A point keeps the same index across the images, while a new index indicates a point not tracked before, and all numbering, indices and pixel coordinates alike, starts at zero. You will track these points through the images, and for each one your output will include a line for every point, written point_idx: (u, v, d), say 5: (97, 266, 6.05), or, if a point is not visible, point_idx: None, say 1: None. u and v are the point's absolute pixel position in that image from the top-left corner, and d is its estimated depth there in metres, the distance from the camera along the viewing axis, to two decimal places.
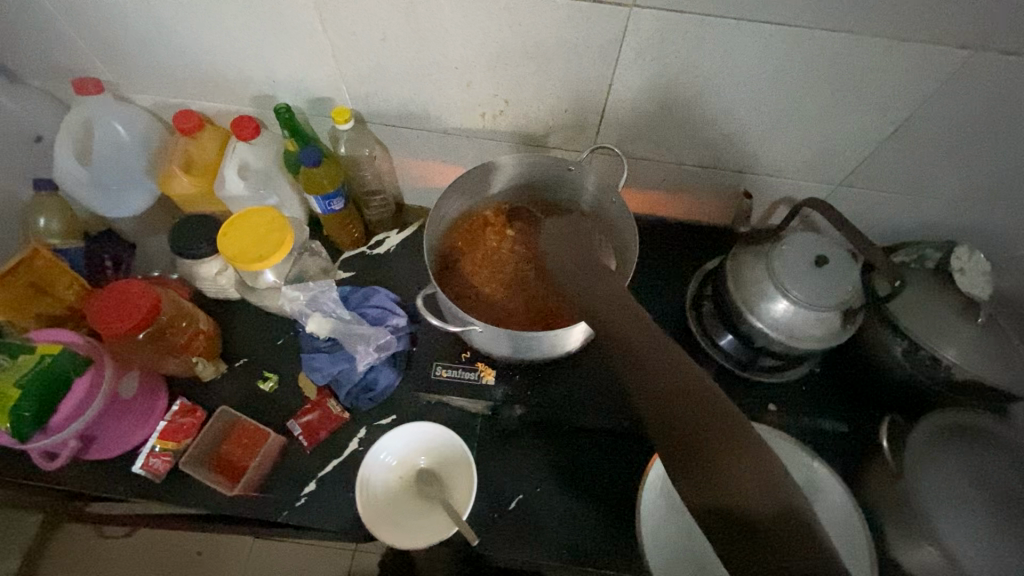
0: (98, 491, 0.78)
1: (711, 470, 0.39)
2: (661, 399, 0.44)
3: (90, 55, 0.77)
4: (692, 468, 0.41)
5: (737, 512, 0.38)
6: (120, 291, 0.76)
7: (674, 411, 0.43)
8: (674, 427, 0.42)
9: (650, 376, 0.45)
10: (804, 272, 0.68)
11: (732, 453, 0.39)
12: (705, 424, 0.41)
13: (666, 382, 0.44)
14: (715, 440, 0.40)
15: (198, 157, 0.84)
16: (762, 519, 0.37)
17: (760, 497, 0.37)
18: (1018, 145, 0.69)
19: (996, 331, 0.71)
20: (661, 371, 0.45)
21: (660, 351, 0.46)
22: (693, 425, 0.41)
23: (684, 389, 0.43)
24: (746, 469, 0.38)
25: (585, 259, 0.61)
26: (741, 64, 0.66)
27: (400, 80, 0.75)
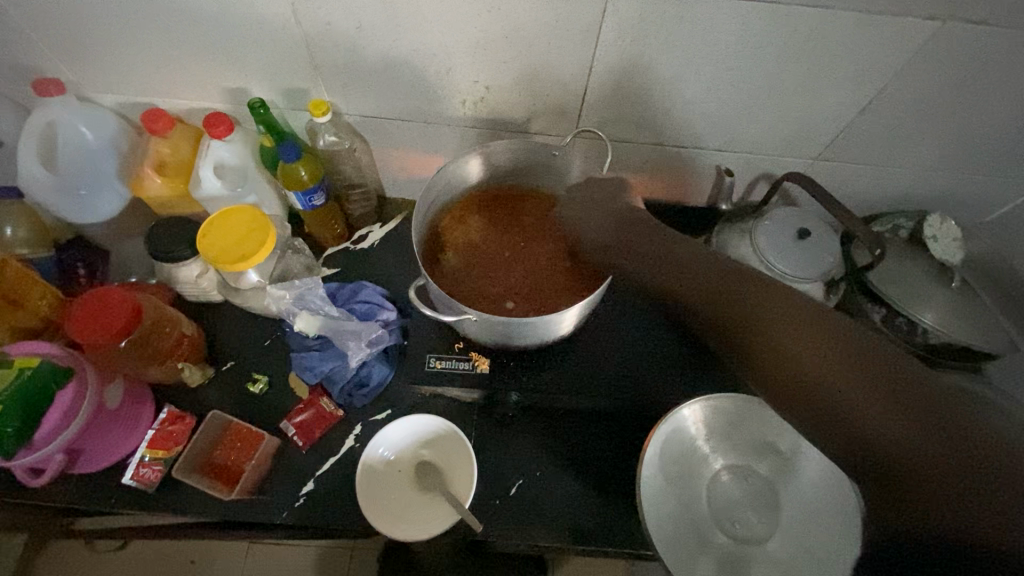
0: (87, 505, 0.76)
1: (820, 398, 0.39)
2: (782, 354, 0.42)
3: (51, 54, 0.74)
4: (801, 391, 0.40)
5: (870, 441, 0.36)
6: (99, 298, 0.74)
7: (773, 343, 0.43)
8: (805, 387, 0.40)
9: (770, 336, 0.43)
10: (788, 246, 0.70)
11: (839, 364, 0.38)
12: (833, 362, 0.39)
13: (798, 352, 0.41)
14: (841, 376, 0.38)
15: (171, 157, 0.81)
16: (894, 441, 0.35)
17: (879, 407, 0.36)
18: (984, 112, 0.72)
19: (969, 293, 0.74)
20: (779, 327, 0.43)
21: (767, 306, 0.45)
22: (806, 361, 0.40)
23: (824, 353, 0.39)
24: (895, 418, 0.35)
25: (629, 221, 0.62)
26: (720, 41, 0.66)
27: (377, 69, 0.73)
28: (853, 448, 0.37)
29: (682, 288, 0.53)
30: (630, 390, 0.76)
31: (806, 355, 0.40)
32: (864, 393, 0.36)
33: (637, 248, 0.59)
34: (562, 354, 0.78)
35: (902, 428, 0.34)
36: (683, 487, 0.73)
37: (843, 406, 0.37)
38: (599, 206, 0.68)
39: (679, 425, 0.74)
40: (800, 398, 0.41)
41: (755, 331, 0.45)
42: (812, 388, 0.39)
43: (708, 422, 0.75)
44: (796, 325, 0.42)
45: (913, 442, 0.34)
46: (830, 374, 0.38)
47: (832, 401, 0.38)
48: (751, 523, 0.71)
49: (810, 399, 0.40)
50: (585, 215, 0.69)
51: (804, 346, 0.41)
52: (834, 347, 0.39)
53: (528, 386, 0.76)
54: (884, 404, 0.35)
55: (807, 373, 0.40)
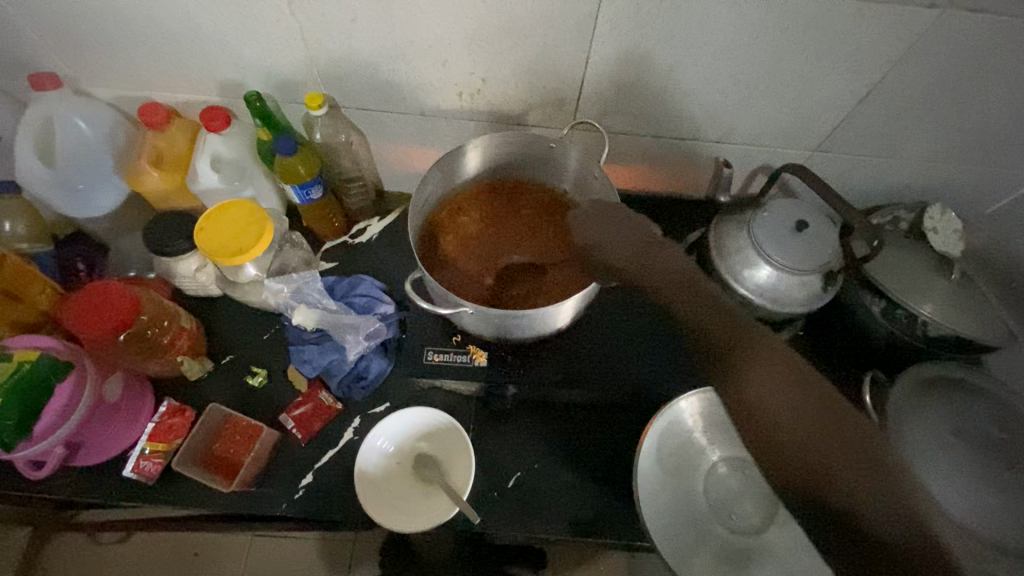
0: (88, 497, 0.76)
1: (811, 472, 0.39)
2: (778, 421, 0.42)
3: (46, 48, 0.74)
4: (781, 457, 0.41)
5: (850, 523, 0.38)
6: (99, 292, 0.74)
7: (773, 404, 0.42)
8: (789, 457, 0.41)
9: (768, 397, 0.42)
10: (786, 237, 0.70)
11: (831, 441, 0.39)
12: (826, 436, 0.40)
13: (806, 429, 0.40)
14: (832, 452, 0.39)
15: (167, 151, 0.81)
16: (877, 522, 0.37)
17: (863, 490, 0.38)
18: (984, 102, 0.71)
19: (969, 284, 0.73)
20: (769, 385, 0.43)
21: (769, 359, 0.43)
22: (795, 428, 0.41)
23: (821, 431, 0.40)
24: (886, 504, 0.37)
25: (638, 238, 0.58)
26: (717, 31, 0.66)
27: (373, 62, 0.73)
28: (832, 524, 0.38)
29: (682, 317, 0.50)
30: (627, 385, 0.76)
31: (814, 432, 0.40)
32: (855, 471, 0.38)
33: (644, 268, 0.55)
34: (560, 347, 0.78)
35: (893, 516, 0.36)
36: (680, 479, 0.73)
37: (834, 481, 0.39)
38: (609, 222, 0.61)
39: (676, 417, 0.75)
40: (783, 459, 0.41)
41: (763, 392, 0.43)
42: (799, 459, 0.40)
43: (704, 414, 0.76)
44: (805, 396, 0.41)
45: (899, 528, 0.36)
46: (818, 450, 0.40)
47: (825, 477, 0.39)
48: (749, 515, 0.72)
49: (798, 469, 0.40)
50: (591, 224, 0.62)
51: (796, 412, 0.41)
52: (826, 421, 0.40)
53: (525, 378, 0.76)
54: (879, 497, 0.37)
55: (794, 439, 0.41)
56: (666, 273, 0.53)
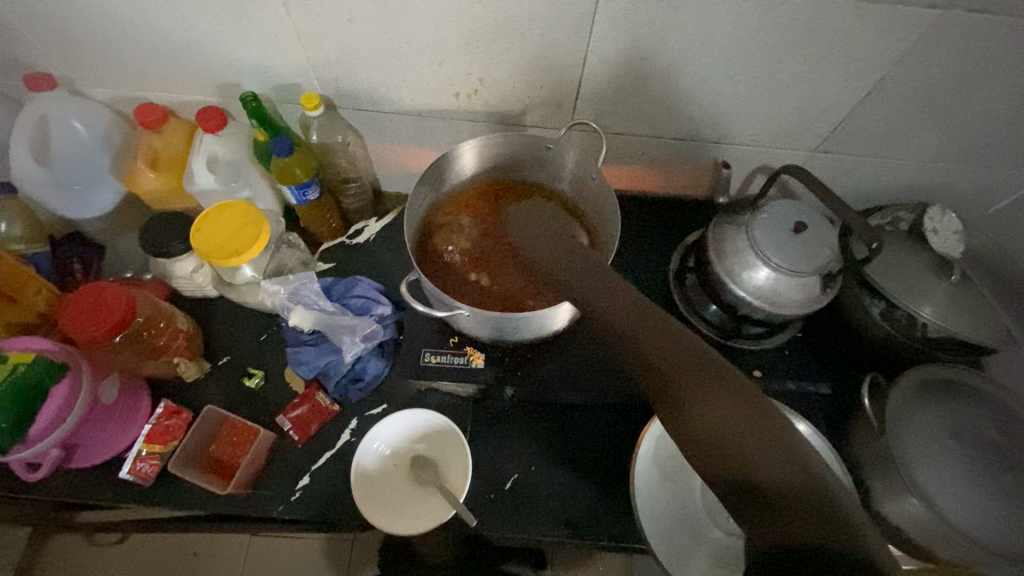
0: (85, 498, 0.76)
1: (713, 438, 0.43)
2: (680, 399, 0.45)
3: (41, 47, 0.74)
4: (686, 427, 0.45)
5: (749, 482, 0.41)
6: (94, 294, 0.74)
7: (675, 383, 0.46)
8: (695, 428, 0.44)
9: (669, 378, 0.46)
10: (785, 239, 0.69)
11: (729, 410, 0.43)
12: (723, 406, 0.43)
13: (721, 417, 0.43)
14: (727, 419, 0.43)
15: (164, 152, 0.81)
16: (768, 479, 0.40)
17: (758, 451, 0.41)
18: (985, 103, 0.71)
19: (970, 287, 0.73)
20: (672, 367, 0.46)
21: (671, 347, 0.47)
22: (695, 402, 0.44)
23: (719, 403, 0.43)
24: (774, 461, 0.41)
25: (568, 248, 0.63)
26: (716, 31, 0.65)
27: (370, 62, 0.72)
28: (733, 482, 0.42)
29: (593, 310, 0.54)
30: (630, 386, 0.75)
31: (719, 412, 0.43)
32: (748, 435, 0.42)
33: (569, 271, 0.59)
34: (558, 349, 0.77)
35: (781, 471, 0.40)
36: (677, 482, 0.73)
37: (730, 446, 0.42)
38: (551, 239, 0.65)
39: None
40: (688, 430, 0.45)
41: (693, 403, 0.45)
42: (701, 430, 0.44)
43: None
44: (704, 375, 0.45)
45: (788, 481, 0.40)
46: (715, 420, 0.43)
47: (722, 443, 0.43)
48: None
49: (699, 437, 0.44)
50: (536, 241, 0.66)
51: (693, 390, 0.45)
52: (722, 395, 0.43)
53: (522, 380, 0.75)
54: (768, 456, 0.41)
55: (695, 415, 0.44)
56: (586, 275, 0.57)
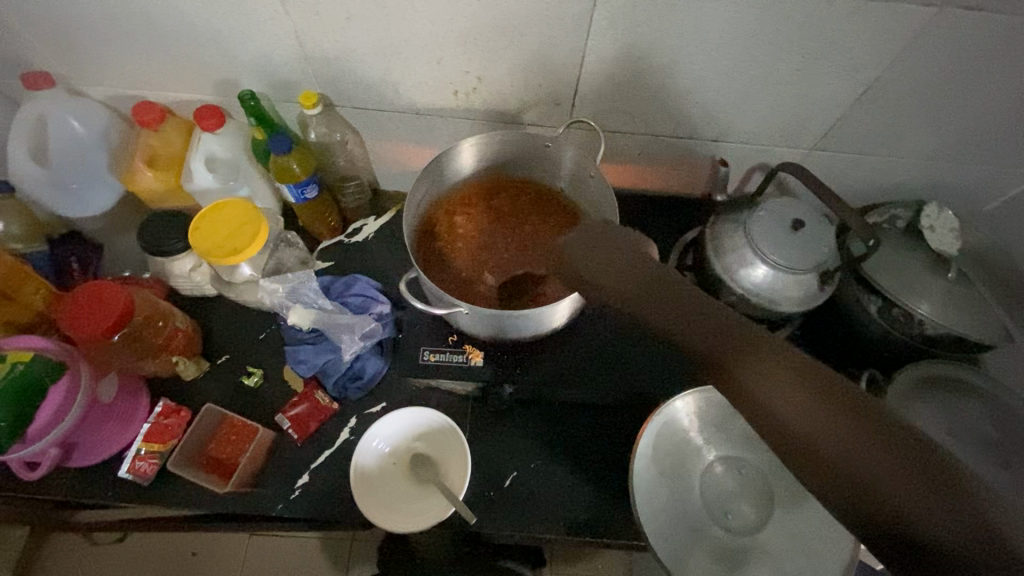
0: (84, 497, 0.76)
1: (813, 447, 0.38)
2: (767, 405, 0.41)
3: (38, 46, 0.74)
4: (780, 436, 0.40)
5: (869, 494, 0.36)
6: (91, 293, 0.74)
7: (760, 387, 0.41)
8: (792, 437, 0.39)
9: (750, 383, 0.42)
10: (783, 237, 0.69)
11: (830, 412, 0.38)
12: (822, 409, 0.38)
13: (821, 422, 0.38)
14: (828, 423, 0.38)
15: (162, 151, 0.81)
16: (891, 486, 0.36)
17: (874, 456, 0.36)
18: (980, 101, 0.71)
19: (966, 284, 0.73)
20: (755, 370, 0.42)
21: (748, 352, 0.42)
22: (789, 407, 0.40)
23: (817, 405, 0.39)
24: (894, 464, 0.36)
25: (601, 242, 0.57)
26: (713, 29, 0.65)
27: (368, 60, 0.72)
28: (848, 495, 0.37)
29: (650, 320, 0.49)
30: (627, 384, 0.75)
31: (819, 417, 0.38)
32: (858, 439, 0.37)
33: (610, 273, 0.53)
34: (556, 347, 0.77)
35: (904, 473, 0.36)
36: (675, 479, 0.73)
37: (839, 454, 0.37)
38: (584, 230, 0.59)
39: (671, 417, 0.75)
40: (785, 440, 0.40)
41: (785, 406, 0.40)
42: (799, 438, 0.39)
43: (701, 414, 0.76)
44: (790, 377, 0.40)
45: (914, 482, 0.35)
46: (815, 425, 0.38)
47: (825, 452, 0.38)
48: (744, 514, 0.72)
49: (799, 447, 0.39)
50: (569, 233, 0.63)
51: (782, 393, 0.40)
52: (817, 396, 0.39)
53: (521, 378, 0.75)
54: (888, 458, 0.36)
55: (790, 422, 0.39)
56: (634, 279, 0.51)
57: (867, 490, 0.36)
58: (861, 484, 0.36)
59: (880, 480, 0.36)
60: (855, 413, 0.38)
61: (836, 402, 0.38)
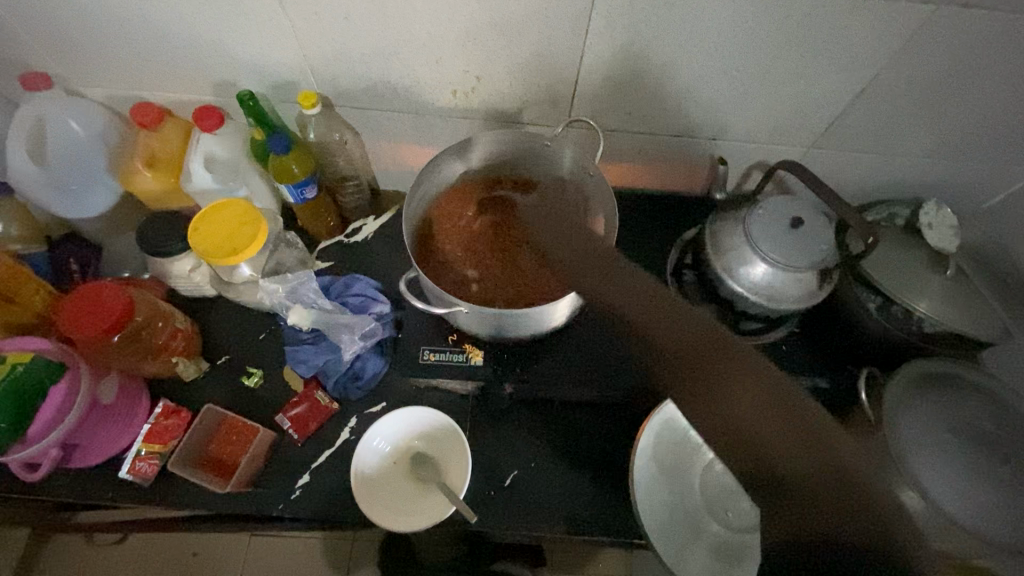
0: (84, 498, 0.76)
1: (743, 433, 0.46)
2: (713, 396, 0.48)
3: (36, 47, 0.73)
4: (720, 421, 0.48)
5: (779, 476, 0.45)
6: (91, 294, 0.74)
7: (713, 381, 0.48)
8: (729, 424, 0.47)
9: (700, 374, 0.49)
10: (782, 234, 0.69)
11: (765, 407, 0.45)
12: (757, 405, 0.45)
13: (752, 414, 0.46)
14: (759, 417, 0.45)
15: (160, 151, 0.81)
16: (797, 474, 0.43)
17: (790, 448, 0.44)
18: (978, 98, 0.71)
19: (965, 281, 0.73)
20: (707, 365, 0.49)
21: (708, 348, 0.49)
22: (731, 398, 0.47)
23: (754, 400, 0.46)
24: (803, 458, 0.43)
25: (587, 246, 0.65)
26: (711, 28, 0.66)
27: (367, 60, 0.72)
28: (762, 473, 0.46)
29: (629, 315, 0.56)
30: (628, 383, 0.75)
31: (752, 412, 0.46)
32: (780, 433, 0.44)
33: (589, 272, 0.61)
34: (556, 346, 0.77)
35: (812, 467, 0.42)
36: (675, 476, 0.73)
37: (763, 443, 0.45)
38: (574, 237, 0.68)
39: (670, 416, 0.76)
40: (722, 426, 0.48)
41: (726, 398, 0.47)
42: (734, 425, 0.47)
43: None
44: (737, 375, 0.47)
45: (819, 475, 0.42)
46: (748, 416, 0.46)
47: (753, 439, 0.46)
48: (744, 511, 0.72)
49: (732, 431, 0.47)
50: (559, 242, 0.69)
51: (726, 385, 0.47)
52: (755, 393, 0.46)
53: (520, 377, 0.75)
54: (803, 454, 0.43)
55: (730, 411, 0.47)
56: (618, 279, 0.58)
57: (779, 473, 0.44)
58: (776, 467, 0.44)
59: (795, 471, 0.43)
60: (781, 409, 0.44)
61: (780, 407, 0.44)
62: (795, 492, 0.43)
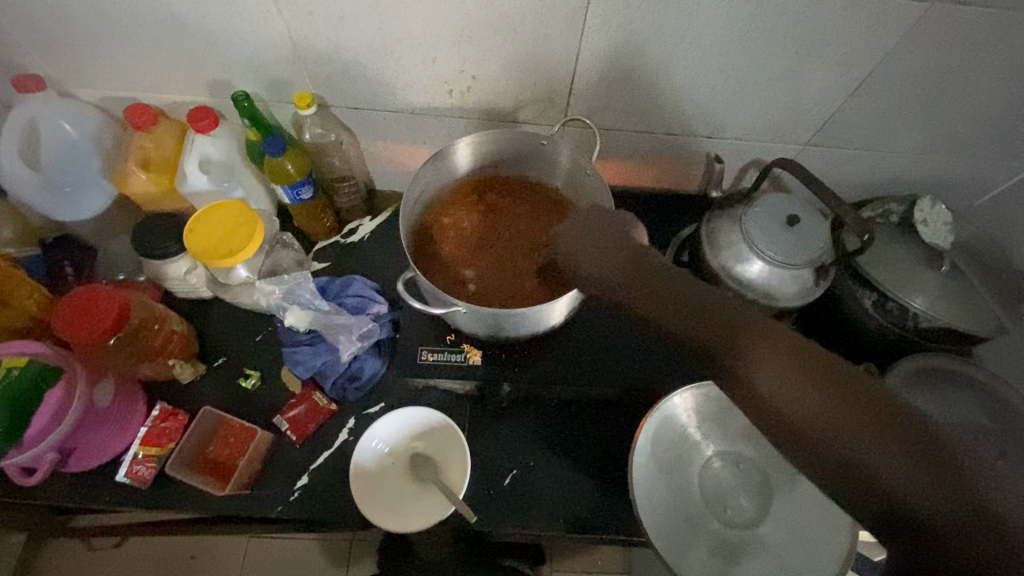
0: (81, 502, 0.76)
1: (819, 439, 0.40)
2: (774, 403, 0.42)
3: (28, 48, 0.73)
4: (786, 425, 0.42)
5: (879, 488, 0.38)
6: (86, 298, 0.73)
7: (773, 386, 0.42)
8: (801, 432, 0.41)
9: (756, 375, 0.43)
10: (777, 231, 0.70)
11: (838, 401, 0.40)
12: (831, 404, 0.40)
13: (824, 414, 0.40)
14: (838, 414, 0.40)
15: (155, 153, 0.81)
16: (898, 479, 0.38)
17: (882, 446, 0.38)
18: (971, 95, 0.72)
19: (958, 277, 0.73)
20: (762, 359, 0.43)
21: (764, 346, 0.44)
22: (796, 400, 0.41)
23: (825, 394, 0.40)
24: (898, 457, 0.38)
25: (609, 236, 0.56)
26: (707, 26, 0.66)
27: (362, 59, 0.72)
28: (855, 485, 0.39)
29: (662, 312, 0.49)
30: (626, 381, 0.75)
31: (828, 414, 0.40)
32: (864, 429, 0.39)
33: (613, 262, 0.54)
34: (554, 345, 0.77)
35: (910, 466, 0.38)
36: (673, 473, 0.74)
37: (850, 450, 0.39)
38: (587, 226, 0.58)
39: (669, 412, 0.75)
40: (793, 435, 0.42)
41: (782, 397, 0.42)
42: (808, 431, 0.41)
43: (697, 409, 0.76)
44: (801, 371, 0.42)
45: (918, 475, 0.38)
46: (822, 415, 0.40)
47: (836, 446, 0.40)
48: (743, 508, 0.72)
49: (806, 438, 0.41)
50: (568, 230, 0.59)
51: (786, 384, 0.42)
52: (827, 388, 0.41)
53: (519, 376, 0.75)
54: (897, 449, 0.38)
55: (797, 417, 0.41)
56: (637, 266, 0.52)
57: (871, 480, 0.39)
58: (869, 475, 0.39)
59: (889, 470, 0.38)
60: (857, 401, 0.40)
61: (854, 397, 0.40)
62: (900, 501, 0.38)
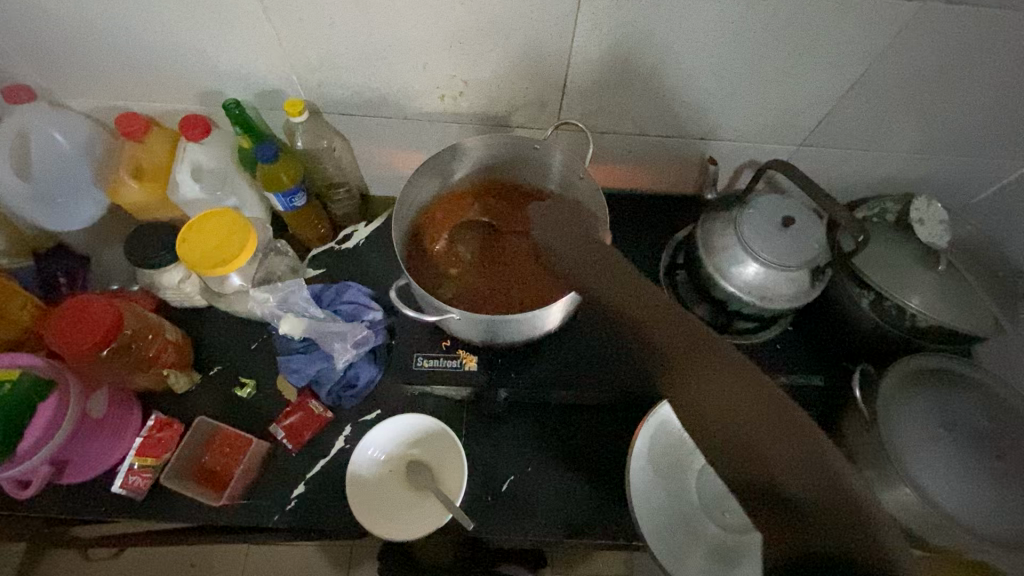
0: (77, 514, 0.75)
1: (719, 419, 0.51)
2: (691, 396, 0.53)
3: (18, 59, 0.72)
4: (693, 409, 0.53)
5: (769, 484, 0.47)
6: (79, 308, 0.73)
7: (697, 384, 0.52)
8: (707, 417, 0.52)
9: (680, 378, 0.54)
10: (774, 233, 0.69)
11: (747, 399, 0.49)
12: (741, 401, 0.49)
13: (735, 404, 0.50)
14: (737, 411, 0.49)
15: (147, 161, 0.80)
16: (782, 476, 0.46)
17: (781, 447, 0.47)
18: (966, 93, 0.72)
19: (956, 276, 0.73)
20: (699, 374, 0.52)
21: (712, 356, 0.52)
22: (710, 391, 0.51)
23: (734, 389, 0.50)
24: (789, 458, 0.46)
25: (584, 233, 0.65)
26: (699, 28, 0.65)
27: (354, 66, 0.72)
28: (750, 475, 0.48)
29: (620, 307, 0.59)
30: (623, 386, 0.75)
31: (741, 409, 0.49)
32: (765, 427, 0.48)
33: (585, 268, 0.62)
34: (550, 350, 0.77)
35: (798, 467, 0.46)
36: (671, 477, 0.73)
37: (743, 436, 0.49)
38: (566, 229, 0.67)
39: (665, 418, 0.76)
40: (698, 422, 0.53)
41: (698, 389, 0.52)
42: (716, 418, 0.51)
43: None
44: (733, 381, 0.50)
45: (803, 479, 0.45)
46: (722, 402, 0.50)
47: (736, 435, 0.50)
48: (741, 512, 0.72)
49: (709, 419, 0.52)
50: (551, 229, 0.69)
51: (706, 382, 0.52)
52: (744, 390, 0.49)
53: (516, 381, 0.75)
54: (785, 446, 0.47)
55: (708, 409, 0.51)
56: (605, 265, 0.60)
57: (764, 470, 0.47)
58: (765, 471, 0.47)
59: (778, 462, 0.47)
60: (772, 405, 0.48)
61: (772, 404, 0.48)
62: (781, 493, 0.46)
